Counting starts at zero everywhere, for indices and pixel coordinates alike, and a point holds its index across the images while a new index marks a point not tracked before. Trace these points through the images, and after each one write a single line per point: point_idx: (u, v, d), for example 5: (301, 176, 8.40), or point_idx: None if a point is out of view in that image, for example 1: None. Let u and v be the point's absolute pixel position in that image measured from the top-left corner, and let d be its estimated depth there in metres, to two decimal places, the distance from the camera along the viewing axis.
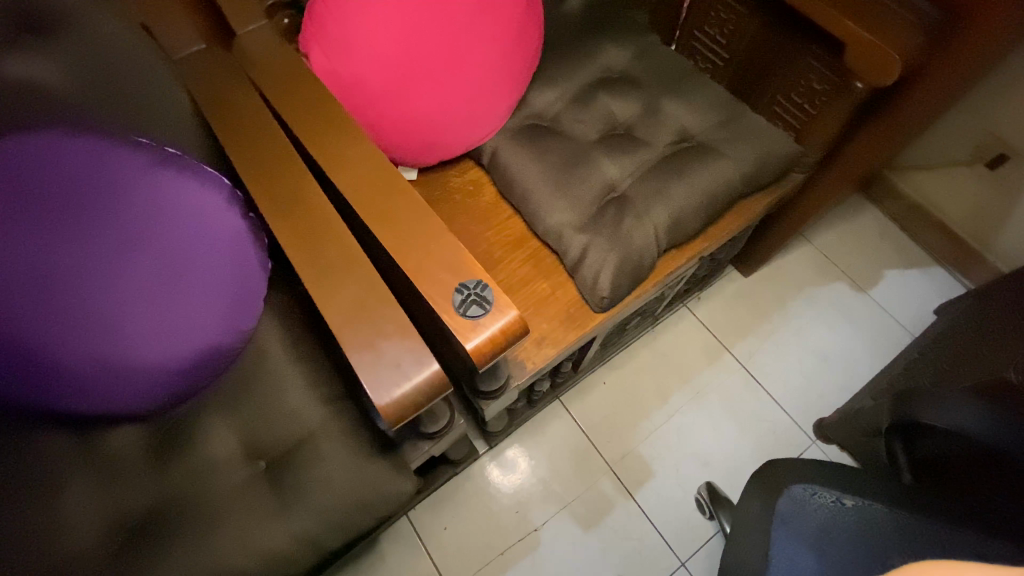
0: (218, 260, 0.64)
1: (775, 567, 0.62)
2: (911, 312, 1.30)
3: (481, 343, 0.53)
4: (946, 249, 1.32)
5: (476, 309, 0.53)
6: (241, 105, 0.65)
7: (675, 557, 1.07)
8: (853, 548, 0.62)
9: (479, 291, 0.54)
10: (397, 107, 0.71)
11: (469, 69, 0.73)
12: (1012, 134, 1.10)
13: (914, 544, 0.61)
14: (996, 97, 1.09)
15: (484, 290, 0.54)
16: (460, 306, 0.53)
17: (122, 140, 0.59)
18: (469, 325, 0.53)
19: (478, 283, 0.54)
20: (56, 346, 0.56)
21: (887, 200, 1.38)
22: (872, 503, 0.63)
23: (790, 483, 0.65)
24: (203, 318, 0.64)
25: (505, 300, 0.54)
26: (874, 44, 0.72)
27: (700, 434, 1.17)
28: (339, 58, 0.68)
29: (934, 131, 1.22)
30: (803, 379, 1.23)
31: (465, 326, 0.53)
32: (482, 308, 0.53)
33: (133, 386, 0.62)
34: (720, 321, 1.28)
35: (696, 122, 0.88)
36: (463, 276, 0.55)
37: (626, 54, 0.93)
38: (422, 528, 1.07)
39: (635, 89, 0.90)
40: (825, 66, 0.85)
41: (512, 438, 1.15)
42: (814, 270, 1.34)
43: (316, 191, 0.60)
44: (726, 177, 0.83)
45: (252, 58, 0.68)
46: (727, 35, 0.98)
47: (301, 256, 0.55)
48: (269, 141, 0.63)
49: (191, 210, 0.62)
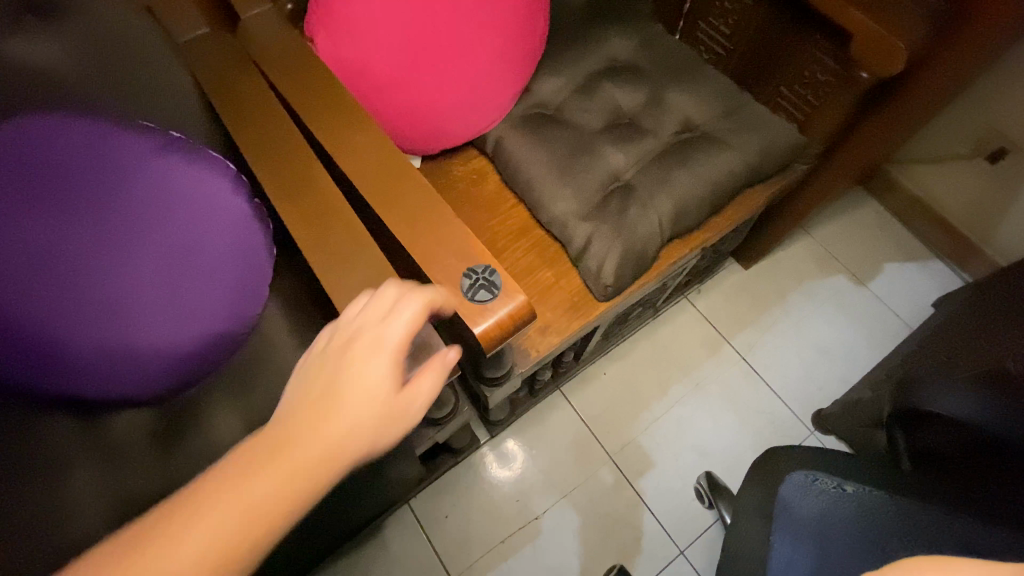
0: (223, 245, 0.64)
1: (777, 554, 0.62)
2: (910, 305, 1.30)
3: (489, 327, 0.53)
4: (946, 243, 1.32)
5: (485, 293, 0.53)
6: (247, 90, 0.65)
7: (674, 546, 1.08)
8: (850, 530, 0.63)
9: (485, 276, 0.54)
10: (404, 93, 0.71)
11: (475, 55, 0.73)
12: (1012, 128, 1.11)
13: (916, 533, 0.61)
14: (997, 90, 1.09)
15: (491, 273, 0.54)
16: (468, 288, 0.54)
17: (128, 123, 0.59)
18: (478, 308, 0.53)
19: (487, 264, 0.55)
20: (67, 331, 0.55)
21: (886, 193, 1.39)
22: (870, 489, 0.63)
23: (790, 470, 0.65)
24: (207, 302, 0.64)
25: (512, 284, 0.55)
26: (879, 35, 0.71)
27: (700, 425, 1.18)
28: (344, 43, 0.68)
29: (935, 124, 1.22)
30: (803, 371, 1.24)
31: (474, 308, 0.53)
32: (492, 292, 0.54)
33: (137, 372, 0.61)
34: (720, 313, 1.29)
35: (700, 112, 0.88)
36: (471, 259, 0.55)
37: (631, 44, 0.93)
38: (423, 515, 1.08)
39: (640, 79, 0.90)
40: (830, 57, 0.84)
41: (513, 429, 1.16)
42: (813, 262, 1.34)
43: (323, 175, 0.60)
44: (730, 167, 0.83)
45: (256, 42, 0.68)
46: (731, 25, 0.97)
47: (308, 243, 0.55)
48: (275, 126, 0.63)
49: (196, 194, 0.62)
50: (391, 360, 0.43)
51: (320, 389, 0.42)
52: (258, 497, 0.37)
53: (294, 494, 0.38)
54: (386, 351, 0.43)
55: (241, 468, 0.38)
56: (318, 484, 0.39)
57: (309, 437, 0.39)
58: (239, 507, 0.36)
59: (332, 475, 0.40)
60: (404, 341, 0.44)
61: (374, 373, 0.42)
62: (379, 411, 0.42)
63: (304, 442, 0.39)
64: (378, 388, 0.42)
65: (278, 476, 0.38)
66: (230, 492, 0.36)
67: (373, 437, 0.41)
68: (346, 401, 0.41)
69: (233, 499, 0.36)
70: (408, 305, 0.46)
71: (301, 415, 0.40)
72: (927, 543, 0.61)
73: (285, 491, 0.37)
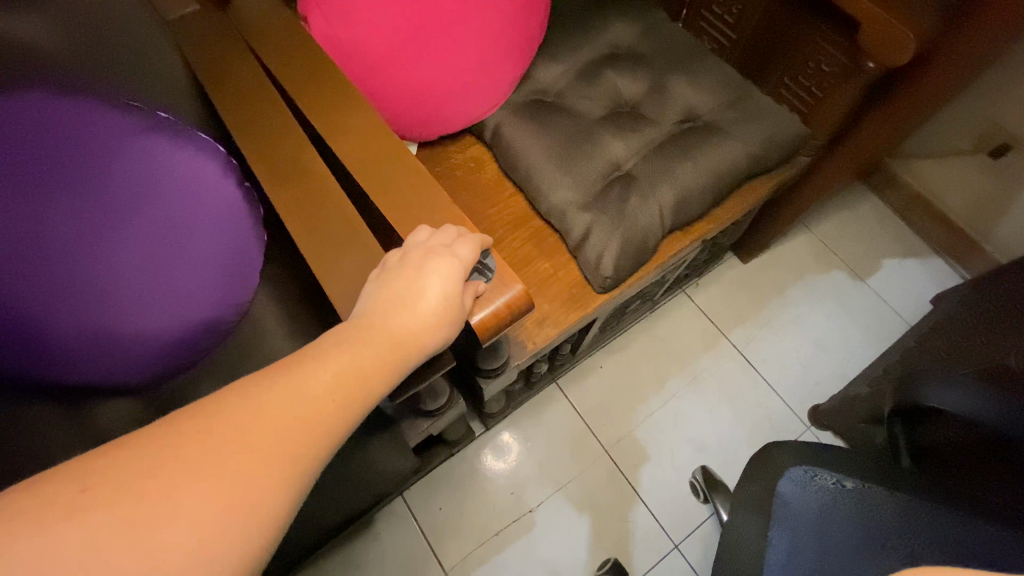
0: (213, 229, 0.63)
1: (775, 548, 0.61)
2: (908, 302, 1.30)
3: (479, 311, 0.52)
4: (946, 239, 1.32)
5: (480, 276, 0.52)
6: (238, 70, 0.63)
7: (669, 539, 1.08)
8: (851, 523, 0.62)
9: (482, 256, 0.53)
10: (399, 76, 0.69)
11: (474, 38, 0.71)
12: (1015, 124, 1.10)
13: (916, 526, 0.61)
14: (1002, 85, 1.08)
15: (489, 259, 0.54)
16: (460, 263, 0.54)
17: (113, 102, 0.56)
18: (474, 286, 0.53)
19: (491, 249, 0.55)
20: (62, 316, 0.53)
21: (887, 189, 1.38)
22: (870, 484, 0.63)
23: (789, 464, 0.64)
24: (198, 288, 0.62)
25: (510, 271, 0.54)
26: (888, 23, 0.69)
27: (696, 419, 1.17)
28: (339, 22, 0.66)
29: (938, 119, 1.21)
30: (801, 366, 1.23)
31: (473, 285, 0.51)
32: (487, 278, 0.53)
33: (126, 359, 0.59)
34: (718, 307, 1.28)
35: (703, 101, 0.86)
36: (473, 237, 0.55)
37: (633, 30, 0.91)
38: (417, 507, 1.07)
39: (643, 67, 0.88)
40: (835, 47, 0.83)
41: (508, 422, 1.15)
42: (812, 257, 1.34)
43: (315, 159, 0.58)
44: (733, 158, 0.82)
45: (248, 21, 0.66)
46: (736, 14, 0.96)
47: (294, 222, 0.54)
48: (266, 107, 0.61)
49: (185, 178, 0.60)
50: (458, 264, 0.48)
51: (393, 290, 0.46)
52: (328, 384, 0.39)
53: (356, 388, 0.40)
54: (456, 262, 0.48)
55: (313, 358, 0.40)
56: (378, 383, 0.41)
57: (372, 342, 0.42)
58: (312, 387, 0.38)
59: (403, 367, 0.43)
60: (468, 254, 0.49)
61: (440, 278, 0.47)
62: (446, 309, 0.47)
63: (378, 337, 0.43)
64: (447, 296, 0.47)
65: (354, 362, 0.41)
66: (318, 364, 0.39)
67: (443, 333, 0.46)
68: (422, 296, 0.46)
69: (307, 380, 0.38)
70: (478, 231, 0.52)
71: (366, 321, 0.44)
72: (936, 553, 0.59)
73: (352, 382, 0.40)
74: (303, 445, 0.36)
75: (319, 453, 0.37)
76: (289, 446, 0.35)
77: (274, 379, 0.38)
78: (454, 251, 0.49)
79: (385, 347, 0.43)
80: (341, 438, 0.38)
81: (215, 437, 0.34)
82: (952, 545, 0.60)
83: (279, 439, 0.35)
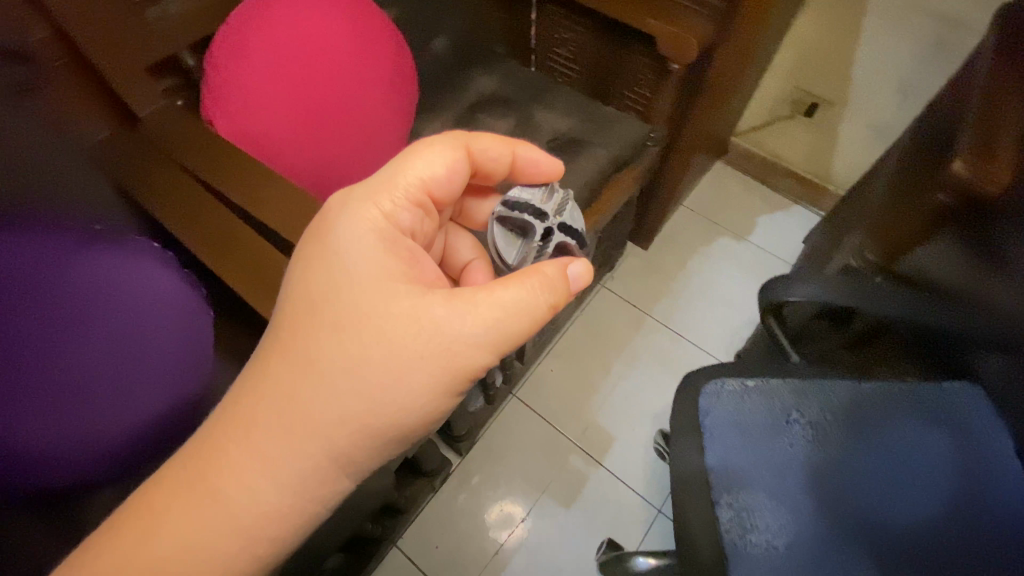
0: (161, 317, 0.67)
1: (712, 453, 0.72)
2: (786, 247, 1.52)
3: (460, 260, 0.69)
4: (799, 189, 1.57)
5: (507, 233, 0.62)
6: (163, 179, 0.73)
7: (651, 507, 1.16)
8: (870, 477, 0.69)
9: (514, 212, 0.62)
10: (306, 152, 0.79)
11: (361, 110, 0.84)
12: (812, 87, 1.36)
13: (805, 399, 0.75)
14: (793, 60, 1.35)
15: (529, 214, 0.62)
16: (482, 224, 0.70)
17: (55, 227, 0.66)
18: (468, 243, 0.70)
19: (542, 195, 0.63)
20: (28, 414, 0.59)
21: (742, 161, 1.63)
22: (766, 379, 0.76)
23: (703, 383, 0.77)
24: (156, 373, 0.66)
25: (521, 279, 0.49)
26: (675, 33, 0.89)
27: (644, 394, 1.29)
28: (243, 118, 0.75)
29: (758, 96, 1.48)
30: (717, 322, 1.40)
31: (459, 298, 0.48)
32: (518, 238, 0.62)
33: (93, 449, 0.62)
34: (636, 292, 1.44)
35: (564, 123, 1.04)
36: (495, 179, 0.63)
37: (493, 80, 1.09)
38: (414, 551, 1.11)
39: (509, 107, 1.05)
40: (649, 58, 1.03)
41: (480, 444, 1.22)
42: (701, 230, 1.54)
43: (245, 232, 0.68)
44: (598, 160, 0.98)
45: (161, 136, 0.76)
46: (572, 51, 1.16)
47: (237, 284, 0.65)
48: (193, 202, 0.71)
49: (127, 276, 0.67)
50: (385, 220, 0.51)
51: (300, 304, 0.49)
52: (260, 459, 0.45)
53: (292, 463, 0.45)
54: (393, 220, 0.51)
55: (246, 425, 0.45)
56: (319, 441, 0.45)
57: (319, 395, 0.45)
58: (249, 466, 0.45)
59: (337, 392, 0.46)
60: (408, 203, 0.53)
61: (363, 256, 0.49)
62: (374, 286, 0.48)
63: (299, 367, 0.46)
64: (386, 313, 0.47)
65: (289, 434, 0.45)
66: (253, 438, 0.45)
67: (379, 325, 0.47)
68: (340, 281, 0.49)
69: (243, 454, 0.45)
70: (452, 150, 0.55)
71: (295, 346, 0.47)
72: (852, 446, 0.71)
73: (290, 453, 0.45)
74: (245, 519, 0.44)
75: (263, 517, 0.45)
76: (234, 517, 0.44)
77: (238, 415, 0.46)
78: (392, 199, 0.52)
79: (338, 392, 0.46)
80: (286, 506, 0.46)
81: (179, 513, 0.43)
82: (949, 504, 0.68)
83: (227, 510, 0.44)
